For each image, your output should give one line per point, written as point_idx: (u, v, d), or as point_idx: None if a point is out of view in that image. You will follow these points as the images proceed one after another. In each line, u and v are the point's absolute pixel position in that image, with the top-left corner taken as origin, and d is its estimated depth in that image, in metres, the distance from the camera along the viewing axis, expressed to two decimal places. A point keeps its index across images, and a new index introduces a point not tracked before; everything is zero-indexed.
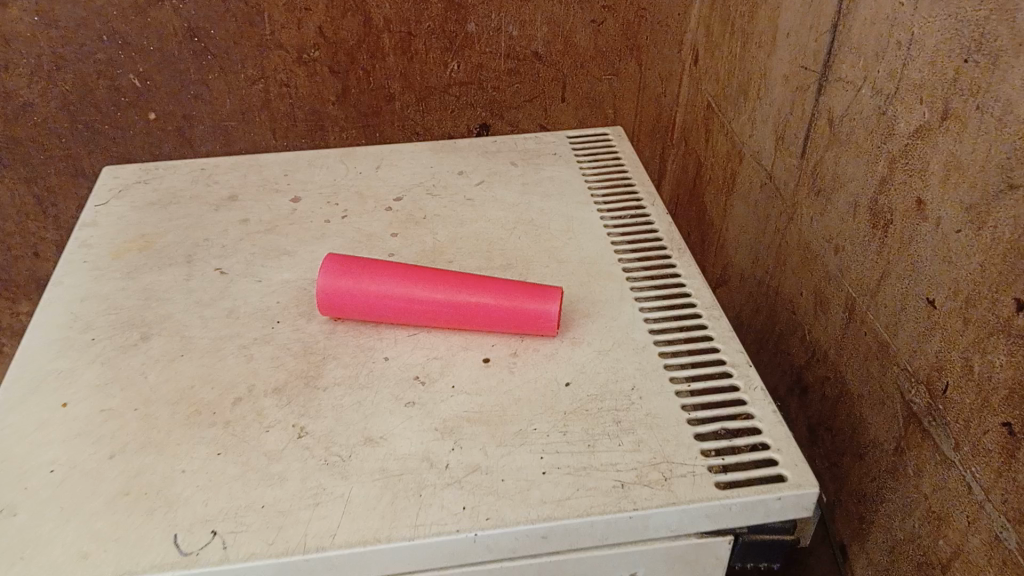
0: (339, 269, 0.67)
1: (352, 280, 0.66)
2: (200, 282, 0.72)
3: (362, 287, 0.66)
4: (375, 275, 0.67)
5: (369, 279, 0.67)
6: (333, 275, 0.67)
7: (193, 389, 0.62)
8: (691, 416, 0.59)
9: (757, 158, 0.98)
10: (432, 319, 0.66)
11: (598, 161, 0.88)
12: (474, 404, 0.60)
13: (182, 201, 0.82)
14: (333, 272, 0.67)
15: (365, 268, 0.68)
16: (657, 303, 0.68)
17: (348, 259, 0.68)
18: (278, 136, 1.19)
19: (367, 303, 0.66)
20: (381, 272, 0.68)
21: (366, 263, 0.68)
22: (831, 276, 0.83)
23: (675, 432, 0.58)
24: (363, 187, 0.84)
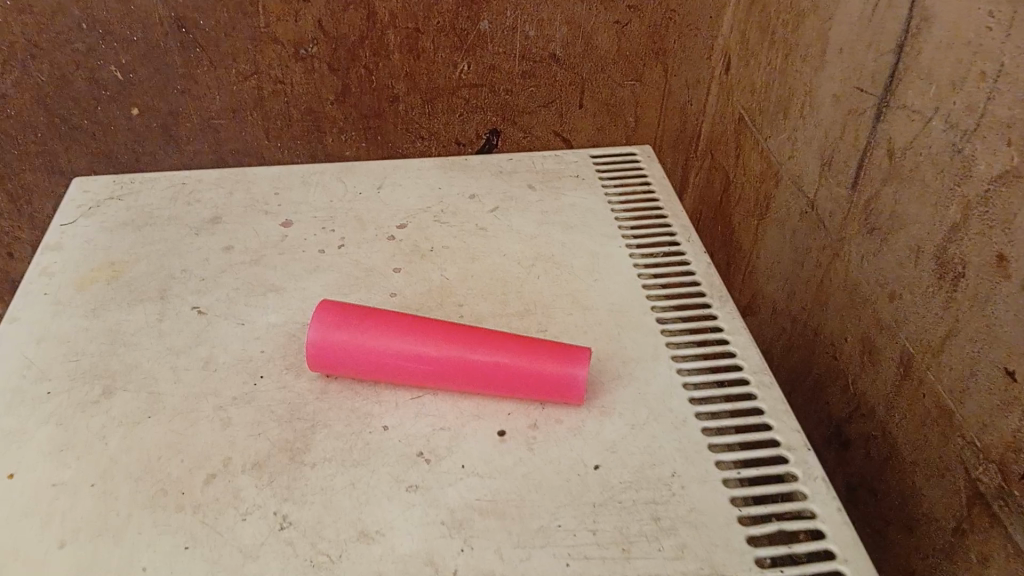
0: (334, 320, 0.58)
1: (349, 334, 0.57)
2: (174, 324, 0.63)
3: (355, 342, 0.57)
4: (369, 328, 0.58)
5: (369, 333, 0.58)
6: (320, 326, 0.58)
7: (160, 461, 0.54)
8: (742, 512, 0.50)
9: (798, 183, 0.89)
10: (432, 382, 0.57)
11: (626, 188, 0.79)
12: (487, 490, 0.52)
13: (158, 223, 0.73)
14: (319, 323, 0.58)
15: (360, 318, 0.59)
16: (699, 365, 0.60)
17: (343, 306, 0.59)
18: (272, 137, 1.10)
19: (358, 362, 0.57)
20: (377, 323, 0.59)
21: (360, 311, 0.59)
22: (884, 326, 0.74)
23: (724, 535, 0.49)
24: (362, 210, 0.75)
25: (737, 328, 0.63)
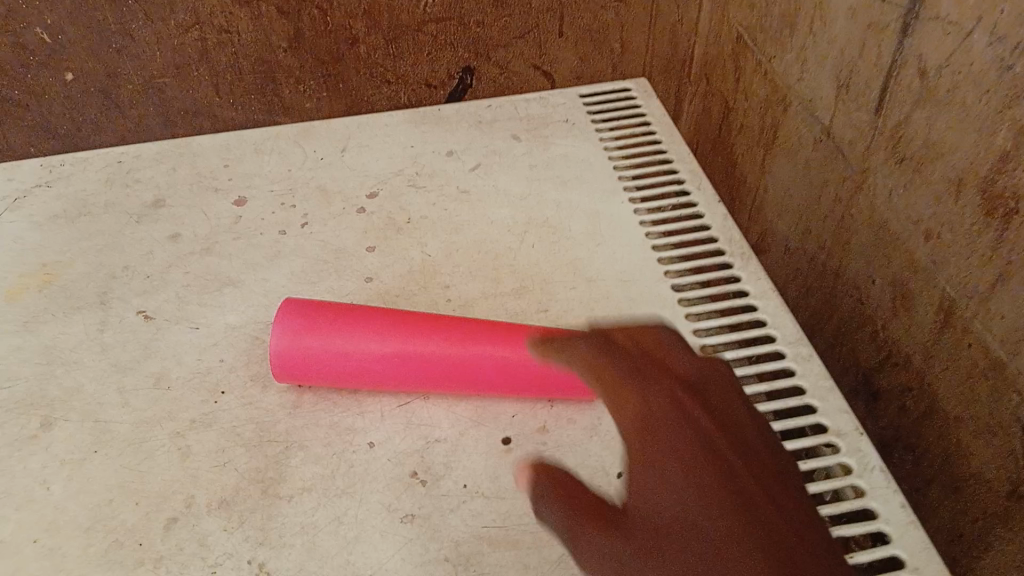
0: (302, 324, 0.50)
1: (321, 339, 0.49)
2: (119, 333, 0.55)
3: (325, 345, 0.49)
4: (339, 327, 0.50)
5: (345, 335, 0.50)
6: (280, 330, 0.49)
7: (111, 507, 0.46)
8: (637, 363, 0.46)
9: (810, 110, 0.77)
10: (417, 385, 0.50)
11: (624, 133, 0.70)
12: (495, 516, 0.44)
13: (94, 213, 0.64)
14: (280, 326, 0.50)
15: (329, 316, 0.50)
16: (726, 339, 0.53)
17: (308, 304, 0.51)
18: (222, 93, 0.90)
19: (329, 368, 0.49)
20: (347, 321, 0.50)
21: (325, 308, 0.51)
22: (919, 270, 0.66)
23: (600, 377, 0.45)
24: (325, 179, 0.66)
25: (765, 290, 0.56)
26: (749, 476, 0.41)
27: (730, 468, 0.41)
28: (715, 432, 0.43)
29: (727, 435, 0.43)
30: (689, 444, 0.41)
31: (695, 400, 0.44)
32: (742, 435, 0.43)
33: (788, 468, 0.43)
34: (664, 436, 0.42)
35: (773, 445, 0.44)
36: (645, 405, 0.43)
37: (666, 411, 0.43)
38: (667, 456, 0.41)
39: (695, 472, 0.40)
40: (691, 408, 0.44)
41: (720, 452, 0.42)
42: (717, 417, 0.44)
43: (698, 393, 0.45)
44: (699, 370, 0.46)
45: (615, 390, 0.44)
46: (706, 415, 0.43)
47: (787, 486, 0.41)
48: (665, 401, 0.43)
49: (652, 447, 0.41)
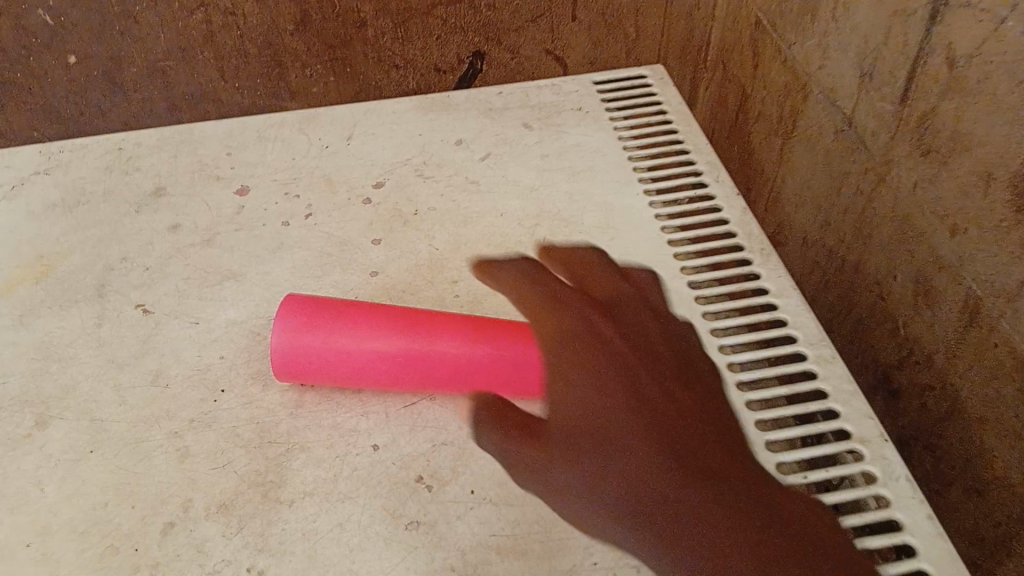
0: (304, 321, 0.48)
1: (324, 336, 0.47)
2: (117, 328, 0.53)
3: (328, 346, 0.47)
4: (342, 326, 0.48)
5: (348, 333, 0.48)
6: (282, 329, 0.48)
7: (106, 510, 0.44)
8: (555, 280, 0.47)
9: (832, 98, 0.74)
10: (421, 387, 0.48)
11: (639, 121, 0.68)
12: (503, 525, 0.43)
13: (93, 202, 0.62)
14: (281, 324, 0.48)
15: (332, 313, 0.48)
16: (745, 339, 0.51)
17: (311, 300, 0.49)
18: (228, 77, 0.87)
19: (332, 369, 0.48)
20: (350, 319, 0.48)
21: (328, 305, 0.49)
22: (944, 265, 0.63)
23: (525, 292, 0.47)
24: (329, 168, 0.64)
25: (785, 289, 0.54)
26: (670, 382, 0.43)
27: (651, 375, 0.43)
28: (636, 342, 0.44)
29: (647, 344, 0.45)
30: (612, 355, 0.43)
31: (617, 316, 0.46)
32: (663, 347, 0.45)
33: (704, 378, 0.45)
34: (586, 347, 0.43)
35: (691, 357, 0.46)
36: (568, 321, 0.45)
37: (589, 326, 0.45)
38: (589, 366, 0.42)
39: (619, 380, 0.42)
40: (612, 321, 0.45)
41: (642, 362, 0.43)
42: (637, 330, 0.46)
43: (620, 309, 0.47)
44: (622, 290, 0.48)
45: (540, 310, 0.46)
46: (628, 328, 0.45)
47: (704, 392, 0.44)
48: (588, 317, 0.45)
49: (575, 359, 0.43)
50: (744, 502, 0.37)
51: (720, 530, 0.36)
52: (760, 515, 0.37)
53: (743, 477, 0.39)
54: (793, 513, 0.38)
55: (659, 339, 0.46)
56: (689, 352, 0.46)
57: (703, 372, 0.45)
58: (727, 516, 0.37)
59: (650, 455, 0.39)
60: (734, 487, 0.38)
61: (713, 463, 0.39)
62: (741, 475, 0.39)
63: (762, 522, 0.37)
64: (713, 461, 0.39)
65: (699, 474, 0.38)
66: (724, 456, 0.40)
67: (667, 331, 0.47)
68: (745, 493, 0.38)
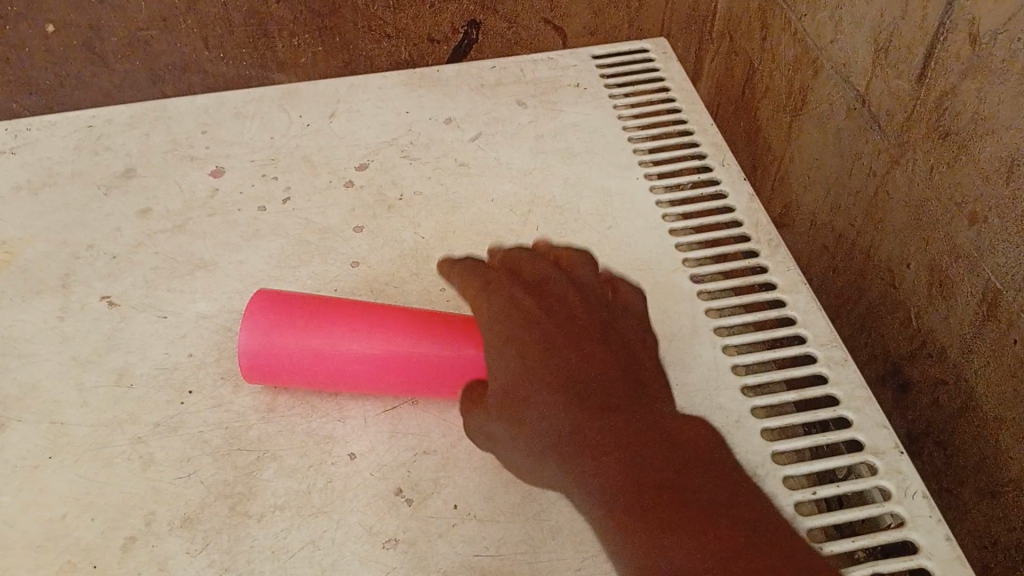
0: (276, 320, 0.45)
1: (297, 337, 0.44)
2: (80, 322, 0.50)
3: (309, 350, 0.44)
4: (323, 330, 0.45)
5: (323, 333, 0.45)
6: (254, 331, 0.44)
7: (63, 524, 0.41)
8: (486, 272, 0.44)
9: (844, 74, 0.67)
10: (419, 391, 0.45)
11: (641, 99, 0.64)
12: (489, 543, 0.40)
13: (59, 183, 0.58)
14: (252, 327, 0.44)
15: (309, 314, 0.45)
16: (751, 338, 0.48)
17: (285, 298, 0.46)
18: (211, 46, 0.80)
19: (317, 374, 0.44)
20: (331, 321, 0.45)
21: (305, 306, 0.45)
22: (961, 254, 0.57)
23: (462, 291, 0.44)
24: (311, 148, 0.60)
25: (794, 284, 0.51)
26: (599, 352, 0.41)
27: (581, 346, 0.40)
28: (564, 317, 0.42)
29: (575, 316, 0.42)
30: (542, 331, 0.41)
31: (545, 292, 0.43)
32: (591, 318, 0.42)
33: (631, 343, 0.42)
34: (516, 325, 0.41)
35: (619, 323, 0.43)
36: (497, 300, 0.42)
37: (517, 308, 0.42)
38: (521, 345, 0.40)
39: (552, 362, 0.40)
40: (540, 298, 0.43)
41: (570, 333, 0.41)
42: (563, 299, 0.43)
43: (546, 282, 0.43)
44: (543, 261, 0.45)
45: (475, 296, 0.43)
46: (554, 302, 0.42)
47: (631, 356, 0.42)
48: (518, 298, 0.42)
49: (505, 338, 0.41)
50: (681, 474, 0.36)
51: (658, 500, 0.35)
52: (701, 487, 0.36)
53: (678, 445, 0.38)
54: (725, 480, 0.37)
55: (584, 305, 0.43)
56: (618, 315, 0.44)
57: (630, 334, 0.43)
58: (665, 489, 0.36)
59: (588, 433, 0.37)
60: (670, 459, 0.37)
61: (648, 435, 0.38)
62: (678, 443, 0.38)
63: (702, 493, 0.36)
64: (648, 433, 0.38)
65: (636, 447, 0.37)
66: (659, 424, 0.38)
67: (592, 296, 0.44)
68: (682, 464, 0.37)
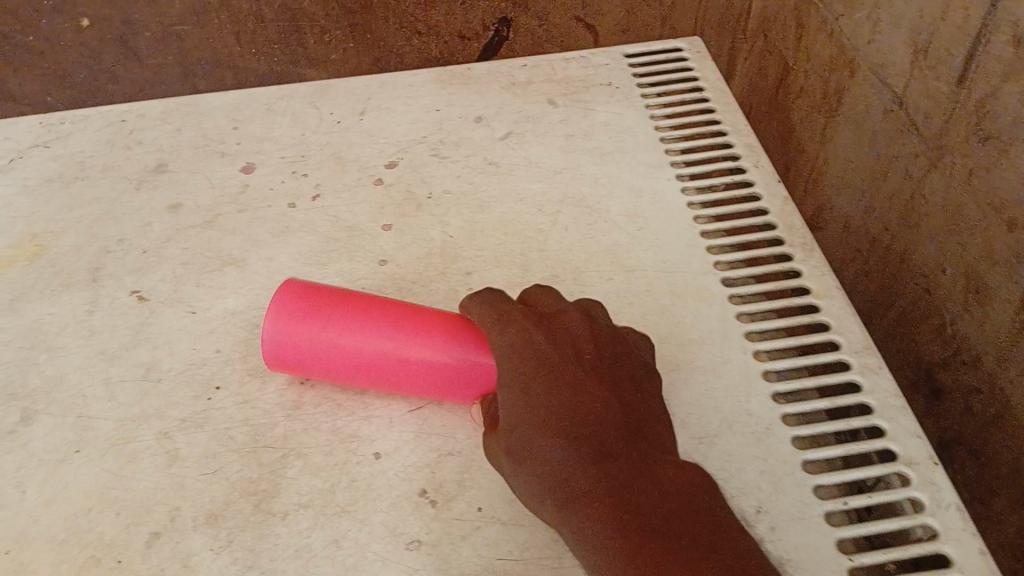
0: (300, 311, 0.44)
1: (318, 328, 0.44)
2: (109, 315, 0.50)
3: (334, 340, 0.44)
4: (350, 321, 0.44)
5: (345, 326, 0.44)
6: (280, 318, 0.44)
7: (89, 517, 0.41)
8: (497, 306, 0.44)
9: (881, 75, 0.65)
10: (441, 392, 0.44)
11: (673, 98, 0.64)
12: (512, 547, 0.40)
13: (91, 177, 0.58)
14: (277, 313, 0.44)
15: (335, 305, 0.45)
16: (784, 343, 0.47)
17: (314, 286, 0.46)
18: (244, 42, 0.80)
19: (340, 365, 0.44)
20: (358, 312, 0.45)
21: (333, 297, 0.45)
22: (999, 261, 0.56)
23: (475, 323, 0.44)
24: (340, 144, 0.60)
25: (827, 288, 0.50)
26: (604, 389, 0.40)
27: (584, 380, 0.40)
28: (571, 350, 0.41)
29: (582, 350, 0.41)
30: (548, 360, 0.40)
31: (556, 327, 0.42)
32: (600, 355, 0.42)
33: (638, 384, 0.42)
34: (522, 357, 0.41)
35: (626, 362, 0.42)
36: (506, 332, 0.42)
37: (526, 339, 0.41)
38: (525, 379, 0.40)
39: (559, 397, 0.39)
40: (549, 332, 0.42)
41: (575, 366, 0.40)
42: (572, 330, 0.42)
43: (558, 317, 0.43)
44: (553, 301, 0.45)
45: (490, 326, 0.43)
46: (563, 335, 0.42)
47: (636, 394, 0.41)
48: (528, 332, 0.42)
49: (512, 370, 0.41)
50: (671, 515, 0.35)
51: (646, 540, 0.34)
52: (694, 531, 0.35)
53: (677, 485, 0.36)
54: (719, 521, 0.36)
55: (594, 338, 0.42)
56: (626, 353, 0.43)
57: (637, 372, 0.42)
58: (652, 529, 0.35)
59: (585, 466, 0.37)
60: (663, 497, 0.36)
61: (643, 474, 0.37)
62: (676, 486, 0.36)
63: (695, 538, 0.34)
64: (643, 472, 0.37)
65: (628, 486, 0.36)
66: (659, 463, 0.37)
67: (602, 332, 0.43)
68: (672, 504, 0.36)
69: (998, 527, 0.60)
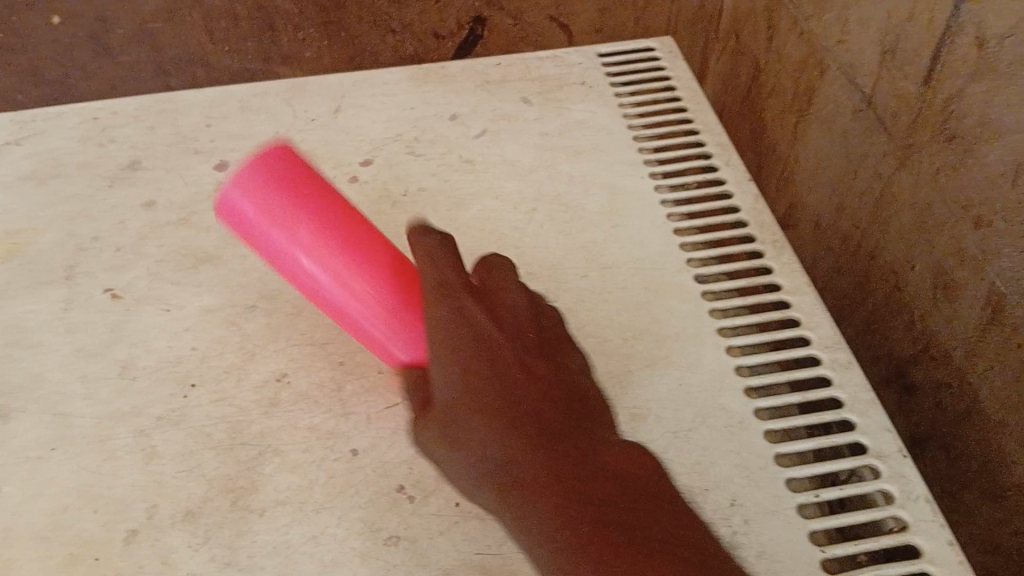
0: (275, 183, 0.42)
1: (280, 209, 0.41)
2: (85, 313, 0.49)
3: (293, 234, 0.42)
4: (320, 223, 0.42)
5: (308, 218, 0.42)
6: (254, 186, 0.41)
7: (67, 515, 0.41)
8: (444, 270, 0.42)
9: (850, 75, 0.67)
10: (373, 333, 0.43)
11: (647, 97, 0.64)
12: (491, 542, 0.40)
13: (65, 174, 0.58)
14: (254, 181, 0.41)
15: (311, 195, 0.42)
16: (756, 339, 0.48)
17: (302, 163, 0.43)
18: (217, 39, 0.80)
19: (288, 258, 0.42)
20: (328, 215, 0.42)
21: (320, 189, 0.43)
22: (966, 258, 0.57)
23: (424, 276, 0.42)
24: (316, 142, 0.60)
25: (798, 285, 0.51)
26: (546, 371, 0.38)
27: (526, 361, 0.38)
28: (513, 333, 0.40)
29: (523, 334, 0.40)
30: (490, 339, 0.39)
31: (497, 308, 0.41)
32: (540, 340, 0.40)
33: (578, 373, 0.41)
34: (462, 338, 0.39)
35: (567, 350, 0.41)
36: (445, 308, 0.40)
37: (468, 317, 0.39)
38: (467, 360, 0.38)
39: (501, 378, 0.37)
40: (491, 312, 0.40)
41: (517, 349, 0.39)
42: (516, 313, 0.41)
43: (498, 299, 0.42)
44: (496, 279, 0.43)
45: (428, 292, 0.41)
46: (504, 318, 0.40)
47: (579, 380, 0.40)
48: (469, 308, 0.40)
49: (449, 346, 0.39)
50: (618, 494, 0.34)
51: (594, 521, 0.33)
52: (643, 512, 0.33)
53: (624, 467, 0.35)
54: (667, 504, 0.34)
55: (538, 324, 0.41)
56: (565, 344, 0.42)
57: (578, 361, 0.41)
58: (602, 512, 0.33)
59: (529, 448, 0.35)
60: (610, 477, 0.34)
61: (589, 455, 0.35)
62: (623, 467, 0.35)
63: (643, 520, 0.33)
64: (588, 452, 0.35)
65: (574, 465, 0.34)
66: (604, 444, 0.36)
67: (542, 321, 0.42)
68: (619, 485, 0.34)
69: (965, 518, 0.62)
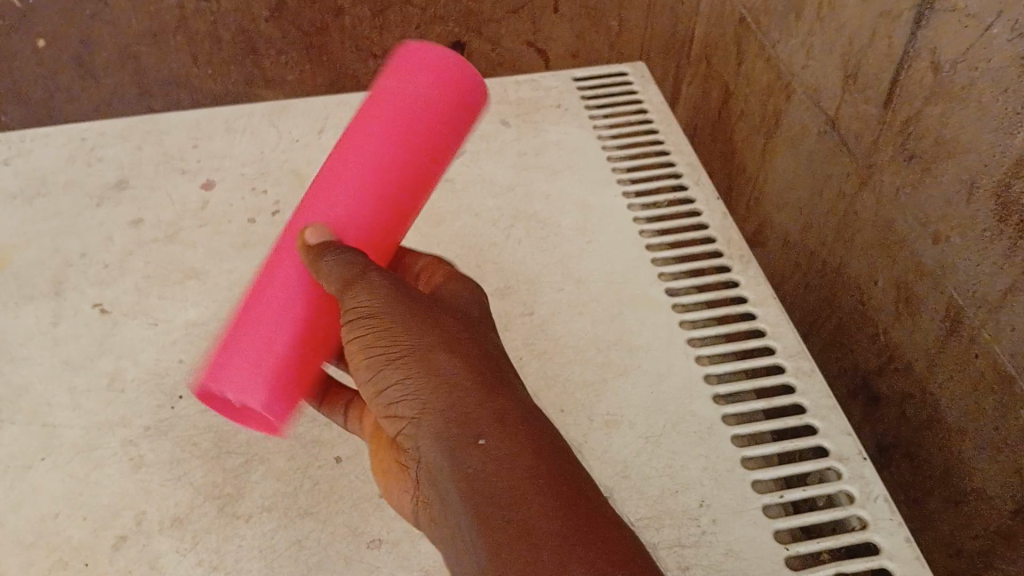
0: (443, 85, 0.41)
1: (419, 89, 0.41)
2: (72, 327, 0.51)
3: (405, 96, 0.41)
4: (419, 121, 0.41)
5: (421, 114, 0.41)
6: (450, 94, 0.41)
7: (56, 522, 0.42)
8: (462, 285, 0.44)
9: (814, 98, 0.69)
10: (336, 216, 0.40)
11: (620, 120, 0.67)
12: None
13: (51, 193, 0.59)
14: (439, 84, 0.41)
15: (445, 120, 0.41)
16: (724, 348, 0.50)
17: (471, 106, 0.42)
18: (201, 62, 0.81)
19: (405, 127, 0.40)
20: (432, 129, 0.41)
21: (454, 121, 0.42)
22: (925, 272, 0.59)
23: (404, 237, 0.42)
24: (300, 162, 0.62)
25: (765, 298, 0.53)
26: None
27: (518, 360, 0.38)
28: None
29: None
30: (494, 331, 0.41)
31: None
32: None
33: None
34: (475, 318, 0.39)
35: None
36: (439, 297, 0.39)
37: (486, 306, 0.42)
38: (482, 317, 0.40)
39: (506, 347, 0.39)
40: None
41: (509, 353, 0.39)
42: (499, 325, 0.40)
43: None
44: None
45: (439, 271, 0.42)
46: None
47: None
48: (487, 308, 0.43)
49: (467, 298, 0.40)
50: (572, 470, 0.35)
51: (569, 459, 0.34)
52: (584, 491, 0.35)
53: None
54: None
55: None
56: None
57: None
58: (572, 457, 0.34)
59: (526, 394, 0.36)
60: None
61: None
62: None
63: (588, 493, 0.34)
64: None
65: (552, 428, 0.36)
66: None
67: None
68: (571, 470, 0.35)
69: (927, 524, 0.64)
